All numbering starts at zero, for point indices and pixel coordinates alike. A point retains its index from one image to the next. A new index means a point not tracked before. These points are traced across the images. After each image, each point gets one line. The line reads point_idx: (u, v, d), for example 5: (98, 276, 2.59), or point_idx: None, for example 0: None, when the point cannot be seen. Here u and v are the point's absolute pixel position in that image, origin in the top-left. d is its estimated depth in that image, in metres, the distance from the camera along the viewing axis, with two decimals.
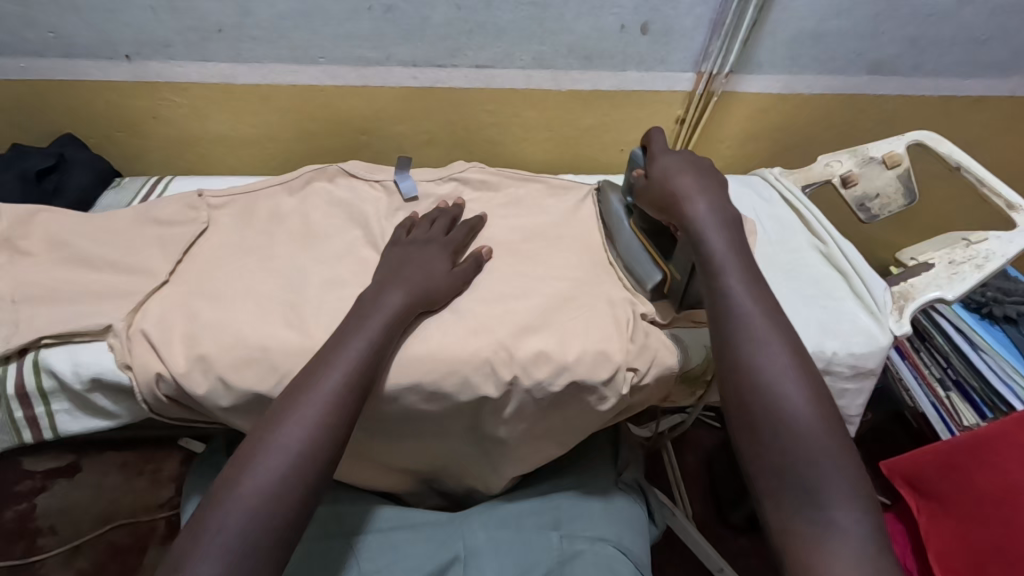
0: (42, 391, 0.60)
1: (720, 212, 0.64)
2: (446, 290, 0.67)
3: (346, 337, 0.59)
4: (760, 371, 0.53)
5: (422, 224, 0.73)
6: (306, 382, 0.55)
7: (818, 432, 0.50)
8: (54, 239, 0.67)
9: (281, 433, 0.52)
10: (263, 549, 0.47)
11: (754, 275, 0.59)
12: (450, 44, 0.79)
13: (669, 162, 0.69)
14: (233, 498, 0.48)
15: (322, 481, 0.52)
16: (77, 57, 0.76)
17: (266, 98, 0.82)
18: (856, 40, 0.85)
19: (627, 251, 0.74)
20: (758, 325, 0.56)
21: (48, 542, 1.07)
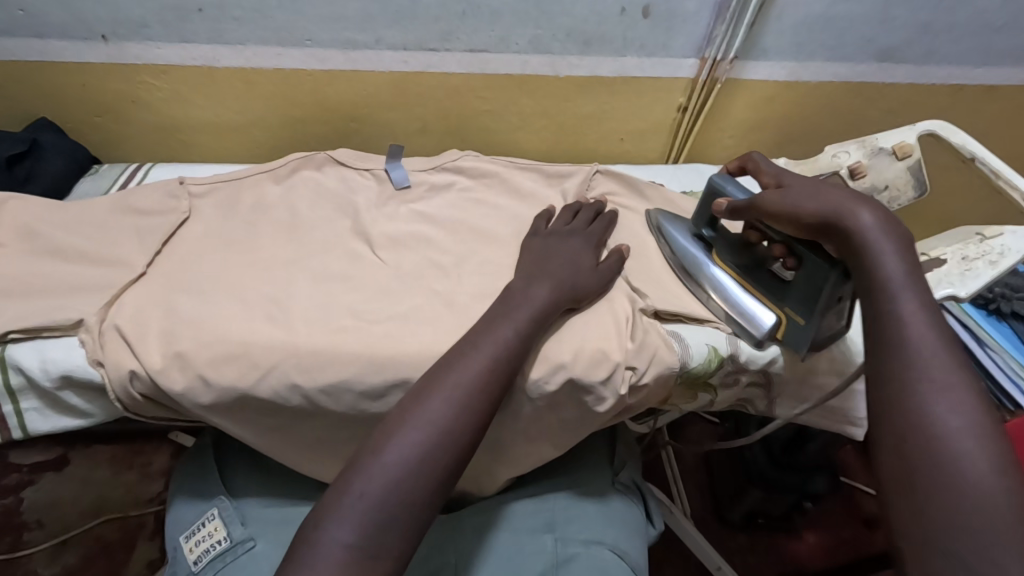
0: (10, 388, 0.57)
1: (885, 220, 0.51)
2: (596, 286, 0.65)
3: (494, 322, 0.57)
4: (920, 389, 0.42)
5: (562, 216, 0.72)
6: (456, 360, 0.53)
7: (972, 451, 0.38)
8: (25, 229, 0.64)
9: (422, 405, 0.50)
10: (396, 519, 0.45)
11: (913, 265, 0.48)
12: (442, 27, 0.76)
13: (775, 176, 0.61)
14: (374, 464, 0.46)
15: (456, 470, 0.49)
16: (50, 37, 0.72)
17: (250, 82, 0.79)
18: (866, 26, 0.82)
19: (722, 290, 0.68)
20: (908, 318, 0.45)
21: (34, 537, 1.04)
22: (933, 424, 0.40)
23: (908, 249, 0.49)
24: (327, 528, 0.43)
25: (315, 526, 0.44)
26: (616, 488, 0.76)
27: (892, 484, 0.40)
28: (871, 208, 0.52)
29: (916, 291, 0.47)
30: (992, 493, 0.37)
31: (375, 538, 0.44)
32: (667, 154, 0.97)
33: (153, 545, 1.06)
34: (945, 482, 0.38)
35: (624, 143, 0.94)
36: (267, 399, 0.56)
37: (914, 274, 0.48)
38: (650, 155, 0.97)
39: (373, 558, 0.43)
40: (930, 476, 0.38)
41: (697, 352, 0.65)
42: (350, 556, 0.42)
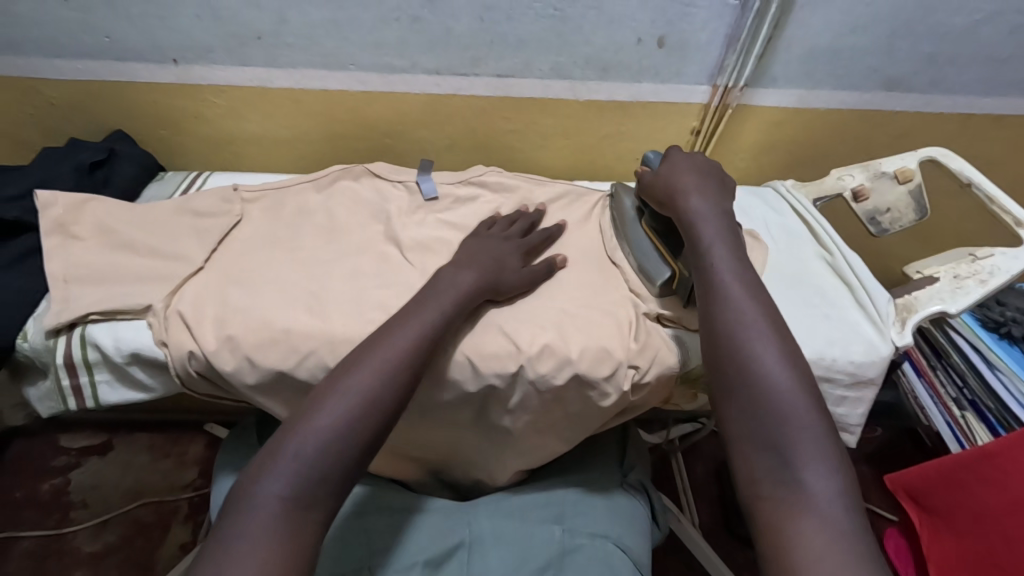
0: (87, 362, 0.66)
1: (712, 207, 0.68)
2: (518, 284, 0.71)
3: (423, 303, 0.64)
4: (737, 335, 0.56)
5: (503, 223, 0.78)
6: (379, 339, 0.59)
7: (793, 391, 0.52)
8: (103, 226, 0.73)
9: (352, 380, 0.55)
10: (327, 475, 0.51)
11: (738, 253, 0.63)
12: (473, 54, 0.83)
13: (680, 163, 0.73)
14: (302, 431, 0.52)
15: (389, 420, 0.56)
16: (130, 59, 0.82)
17: (299, 100, 0.88)
18: (870, 57, 0.87)
19: (639, 251, 0.75)
20: (737, 295, 0.59)
21: (80, 515, 1.14)
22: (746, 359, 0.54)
23: (736, 244, 0.64)
24: (264, 483, 0.49)
25: (251, 487, 0.49)
26: (623, 487, 0.81)
27: (739, 422, 0.52)
28: (717, 215, 0.67)
29: (743, 273, 0.61)
30: (807, 420, 0.50)
31: (307, 489, 0.50)
32: None
33: (185, 527, 1.13)
34: (779, 418, 0.51)
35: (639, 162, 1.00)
36: (305, 380, 0.63)
37: (739, 258, 0.63)
38: None
39: (305, 507, 0.49)
40: (766, 413, 0.51)
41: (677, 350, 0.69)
42: (286, 508, 0.48)
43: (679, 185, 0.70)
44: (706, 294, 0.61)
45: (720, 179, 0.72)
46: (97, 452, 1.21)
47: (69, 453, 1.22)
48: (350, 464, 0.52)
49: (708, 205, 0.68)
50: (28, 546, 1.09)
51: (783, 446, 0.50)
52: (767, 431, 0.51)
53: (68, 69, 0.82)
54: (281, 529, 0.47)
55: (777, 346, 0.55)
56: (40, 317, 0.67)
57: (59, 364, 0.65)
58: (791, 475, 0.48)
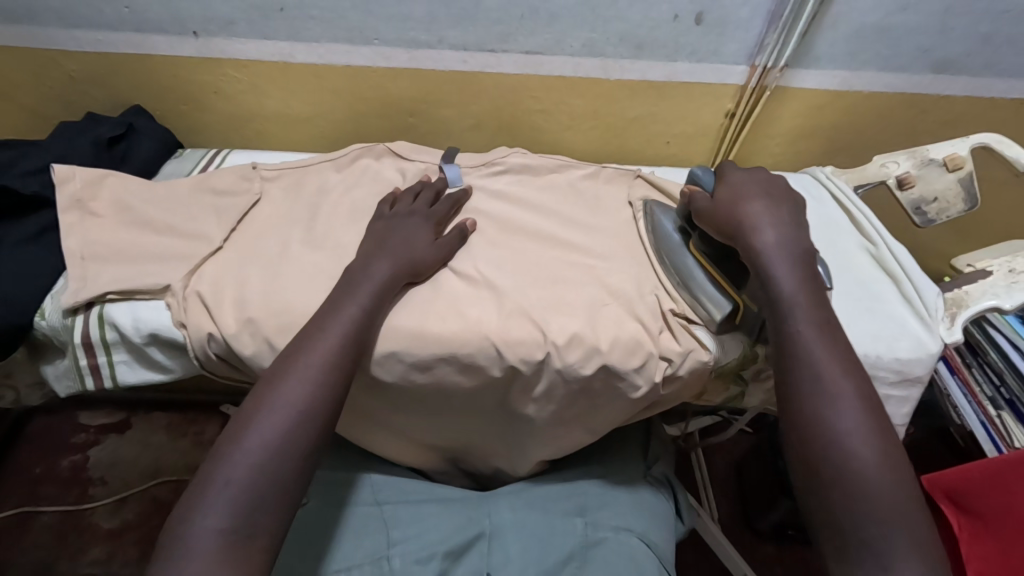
0: (105, 342, 0.64)
1: (787, 244, 0.62)
2: (433, 260, 0.68)
3: (338, 303, 0.60)
4: (822, 408, 0.53)
5: (405, 197, 0.74)
6: (303, 344, 0.57)
7: (877, 467, 0.50)
8: (122, 203, 0.71)
9: (278, 390, 0.53)
10: (268, 498, 0.49)
11: (822, 311, 0.58)
12: (502, 29, 0.80)
13: (742, 187, 0.67)
14: (237, 453, 0.50)
15: (321, 437, 0.53)
16: (150, 31, 0.80)
17: (322, 77, 0.85)
18: (922, 36, 0.82)
19: (689, 275, 0.69)
20: (827, 364, 0.55)
21: (99, 492, 1.14)
22: (820, 417, 0.53)
23: (817, 292, 0.59)
24: (200, 515, 0.47)
25: (184, 520, 0.47)
26: (647, 480, 0.78)
27: (823, 505, 0.50)
28: (791, 251, 0.61)
29: (828, 336, 0.56)
30: (908, 516, 0.49)
31: (249, 517, 0.48)
32: (713, 159, 0.98)
33: None
34: (867, 505, 0.49)
35: (670, 145, 0.96)
36: None
37: (822, 314, 0.58)
38: (695, 159, 0.98)
39: (250, 533, 0.48)
40: (859, 508, 0.49)
41: (706, 339, 0.66)
42: (226, 538, 0.47)
43: (745, 215, 0.64)
44: (783, 354, 0.56)
45: (782, 197, 0.67)
46: (115, 430, 1.22)
47: (87, 430, 1.22)
48: (291, 483, 0.50)
49: (779, 240, 0.62)
50: (48, 520, 1.10)
51: (869, 534, 0.48)
52: (851, 512, 0.49)
53: (86, 40, 0.80)
54: (224, 557, 0.46)
55: (871, 428, 0.52)
56: (57, 295, 0.66)
57: (77, 343, 0.64)
58: (880, 564, 0.47)
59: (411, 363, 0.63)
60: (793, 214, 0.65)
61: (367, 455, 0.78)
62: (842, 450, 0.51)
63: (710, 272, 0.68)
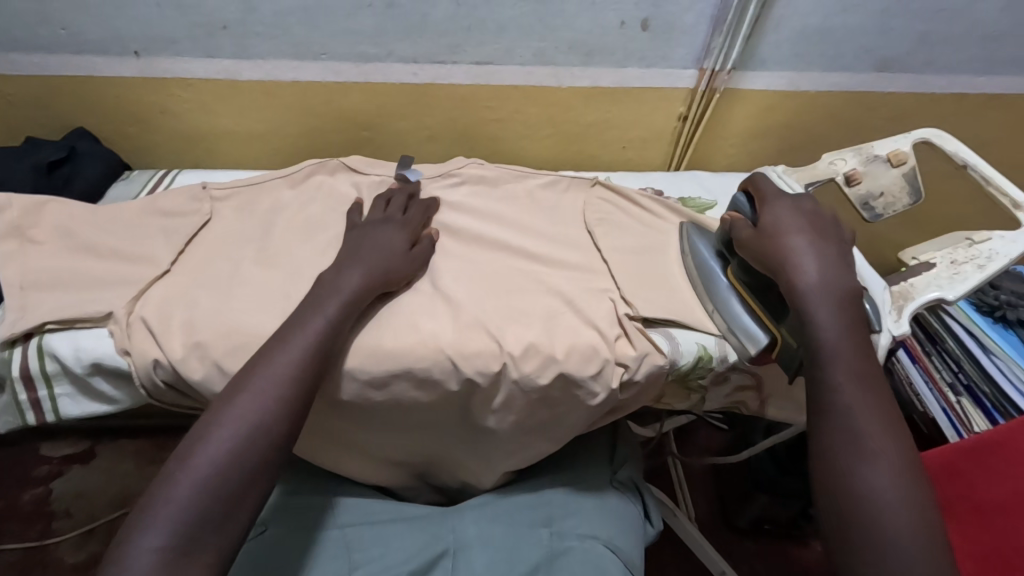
0: (45, 374, 0.62)
1: (830, 282, 0.60)
2: (408, 270, 0.68)
3: (303, 317, 0.59)
4: (852, 466, 0.51)
5: (378, 206, 0.75)
6: (266, 358, 0.55)
7: (905, 520, 0.48)
8: (63, 229, 0.70)
9: (236, 403, 0.52)
10: (211, 519, 0.48)
11: (863, 359, 0.56)
12: (450, 41, 0.80)
13: (786, 217, 0.66)
14: (185, 470, 0.49)
15: (277, 455, 0.52)
16: (89, 53, 0.78)
17: (271, 93, 0.84)
18: (862, 36, 0.84)
19: (730, 311, 0.68)
20: (867, 418, 0.53)
21: (63, 525, 1.11)
22: (850, 469, 0.51)
23: (863, 342, 0.56)
24: (142, 532, 0.46)
25: (130, 536, 0.47)
26: (614, 485, 0.78)
27: (848, 564, 0.48)
28: (834, 294, 0.59)
29: (866, 388, 0.54)
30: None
31: (194, 537, 0.47)
32: (669, 162, 0.99)
33: None
34: (890, 566, 0.47)
35: (626, 150, 0.97)
36: None
37: (862, 367, 0.56)
38: (652, 163, 0.99)
39: (192, 552, 0.46)
40: (882, 561, 0.47)
41: (662, 343, 0.67)
42: (167, 558, 0.45)
43: (787, 249, 0.62)
44: (822, 410, 0.55)
45: (831, 237, 0.65)
46: (79, 460, 1.18)
47: (50, 462, 1.19)
48: (239, 502, 0.49)
49: (821, 279, 0.60)
50: (9, 558, 1.06)
51: None
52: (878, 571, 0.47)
53: (24, 63, 0.78)
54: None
55: (903, 484, 0.50)
56: None
57: (15, 377, 0.62)
58: None
59: (366, 380, 0.62)
60: (840, 253, 0.63)
61: (332, 475, 0.76)
62: (864, 494, 0.50)
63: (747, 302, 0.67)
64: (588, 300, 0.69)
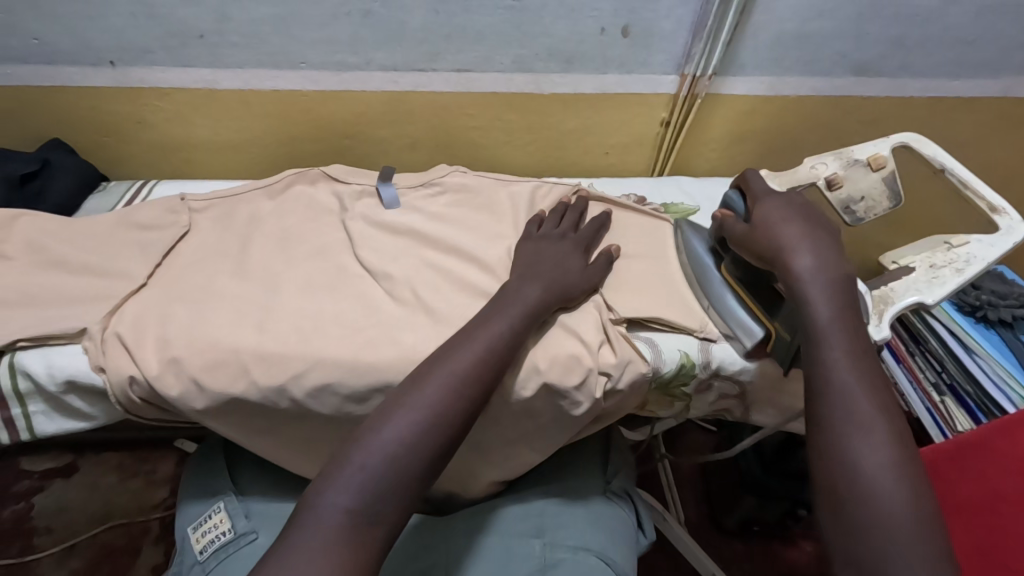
0: (18, 392, 0.61)
1: (839, 309, 0.55)
2: (584, 286, 0.69)
3: (489, 318, 0.61)
4: (872, 521, 0.44)
5: (552, 219, 0.77)
6: (444, 355, 0.57)
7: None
8: (36, 244, 0.68)
9: (415, 397, 0.53)
10: (389, 497, 0.49)
11: (878, 395, 0.50)
12: (429, 48, 0.79)
13: (776, 210, 0.65)
14: (343, 474, 0.49)
15: (439, 455, 0.52)
16: (61, 63, 0.76)
17: (250, 102, 0.83)
18: (840, 41, 0.85)
19: (724, 307, 0.69)
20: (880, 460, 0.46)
21: (44, 542, 1.08)
22: (869, 523, 0.44)
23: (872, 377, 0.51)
24: (324, 497, 0.47)
25: (305, 515, 0.47)
26: (605, 495, 0.78)
27: None
28: (847, 326, 0.54)
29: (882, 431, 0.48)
30: None
31: (353, 536, 0.46)
32: (652, 168, 0.99)
33: (157, 551, 1.08)
34: None
35: (609, 156, 0.97)
36: (257, 402, 0.60)
37: (883, 412, 0.49)
38: (636, 168, 0.99)
39: (354, 542, 0.46)
40: None
41: (646, 351, 0.67)
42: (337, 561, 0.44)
43: (780, 238, 0.61)
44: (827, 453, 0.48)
45: (819, 220, 0.63)
46: (60, 475, 1.16)
47: (30, 477, 1.16)
48: (395, 500, 0.49)
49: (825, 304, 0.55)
50: None
51: None
52: None
53: None
54: (344, 543, 0.46)
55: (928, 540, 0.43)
56: None
57: None
58: None
59: (346, 396, 0.61)
60: (832, 241, 0.60)
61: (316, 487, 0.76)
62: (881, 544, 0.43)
63: (743, 299, 0.68)
64: (571, 311, 0.69)
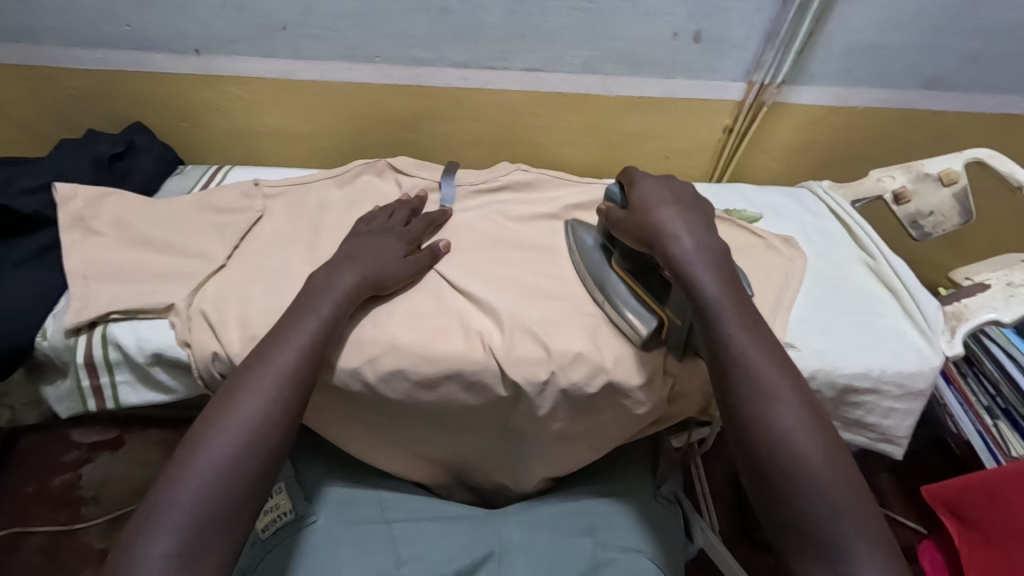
0: (108, 362, 0.64)
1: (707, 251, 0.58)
2: (404, 275, 0.68)
3: (297, 317, 0.60)
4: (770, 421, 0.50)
5: (381, 215, 0.74)
6: (255, 363, 0.55)
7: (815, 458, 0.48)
8: (122, 221, 0.71)
9: (228, 414, 0.52)
10: (229, 504, 0.49)
11: (743, 310, 0.54)
12: (502, 47, 0.81)
13: (652, 193, 0.64)
14: (168, 503, 0.48)
15: (267, 464, 0.52)
16: (150, 50, 0.80)
17: (323, 94, 0.85)
18: (915, 53, 0.84)
19: (619, 301, 0.66)
20: (762, 368, 0.52)
21: (91, 511, 1.12)
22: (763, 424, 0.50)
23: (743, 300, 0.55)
24: (142, 541, 0.47)
25: (129, 549, 0.47)
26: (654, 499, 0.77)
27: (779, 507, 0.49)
28: (712, 259, 0.57)
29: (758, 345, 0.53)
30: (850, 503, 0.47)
31: (198, 546, 0.47)
32: (710, 173, 0.99)
33: None
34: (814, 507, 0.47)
35: (668, 160, 0.97)
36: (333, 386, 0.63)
37: (752, 328, 0.54)
38: (694, 174, 0.99)
39: (198, 558, 0.47)
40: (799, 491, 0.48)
41: None
42: (173, 562, 0.46)
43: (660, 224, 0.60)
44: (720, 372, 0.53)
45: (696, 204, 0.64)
46: (107, 448, 1.20)
47: (78, 449, 1.20)
48: (232, 511, 0.49)
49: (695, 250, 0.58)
50: (39, 541, 1.08)
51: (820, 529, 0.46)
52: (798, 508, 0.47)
53: (86, 58, 0.80)
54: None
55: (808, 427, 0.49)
56: (59, 315, 0.65)
57: (80, 364, 0.63)
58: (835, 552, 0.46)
59: (417, 381, 0.63)
60: (704, 220, 0.61)
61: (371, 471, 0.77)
62: (770, 432, 0.49)
63: (632, 287, 0.66)
64: (387, 301, 0.67)
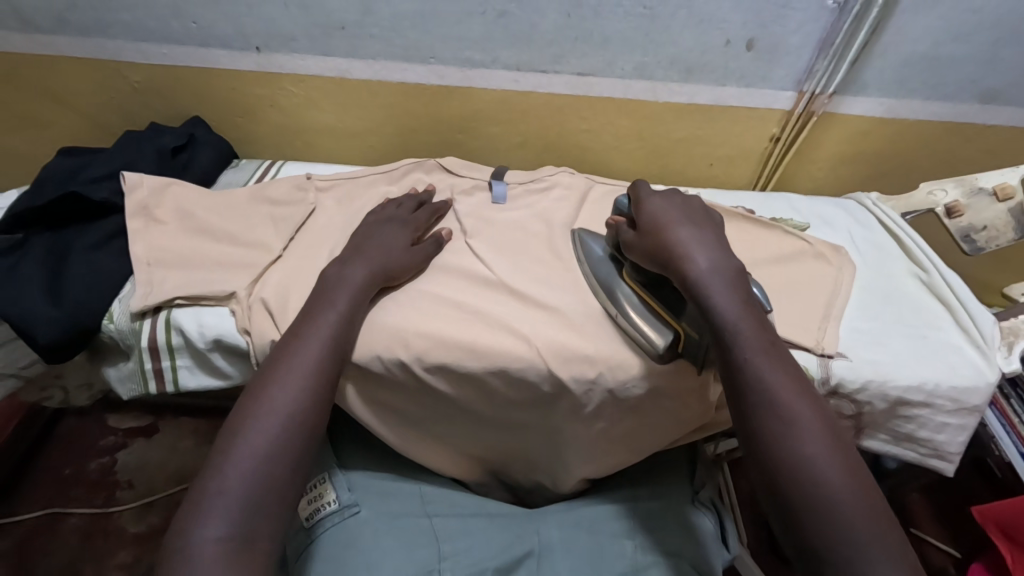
0: (169, 346, 0.66)
1: (722, 268, 0.58)
2: (410, 264, 0.69)
3: (315, 311, 0.61)
4: (792, 442, 0.48)
5: (389, 206, 0.75)
6: (281, 352, 0.57)
7: (834, 477, 0.46)
8: (183, 211, 0.73)
9: (264, 402, 0.53)
10: (277, 482, 0.50)
11: (763, 330, 0.54)
12: (555, 51, 0.81)
13: (663, 208, 0.64)
14: (222, 489, 0.48)
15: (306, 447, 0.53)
16: (213, 46, 0.82)
17: (376, 93, 0.87)
18: (972, 66, 0.83)
19: (633, 314, 0.64)
20: (778, 387, 0.51)
21: (125, 495, 1.14)
22: (778, 442, 0.49)
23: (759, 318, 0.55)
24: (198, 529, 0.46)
25: (184, 532, 0.47)
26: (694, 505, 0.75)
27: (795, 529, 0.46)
28: (725, 276, 0.57)
29: (773, 361, 0.52)
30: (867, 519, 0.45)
31: (251, 526, 0.48)
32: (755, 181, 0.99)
33: None
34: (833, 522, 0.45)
35: (713, 167, 0.97)
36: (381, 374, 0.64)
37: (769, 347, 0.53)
38: (738, 181, 0.99)
39: (250, 542, 0.47)
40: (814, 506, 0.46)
41: None
42: (227, 544, 0.46)
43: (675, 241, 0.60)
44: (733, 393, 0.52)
45: (703, 216, 0.65)
46: (143, 434, 1.22)
47: (115, 434, 1.23)
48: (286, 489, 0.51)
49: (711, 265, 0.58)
50: (74, 523, 1.10)
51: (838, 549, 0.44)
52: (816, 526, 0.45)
53: (152, 53, 0.83)
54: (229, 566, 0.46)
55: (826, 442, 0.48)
56: (125, 299, 0.67)
57: (144, 347, 0.66)
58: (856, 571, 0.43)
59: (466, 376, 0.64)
60: (718, 236, 0.62)
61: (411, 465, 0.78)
62: (782, 445, 0.48)
63: (647, 302, 0.64)
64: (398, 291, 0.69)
